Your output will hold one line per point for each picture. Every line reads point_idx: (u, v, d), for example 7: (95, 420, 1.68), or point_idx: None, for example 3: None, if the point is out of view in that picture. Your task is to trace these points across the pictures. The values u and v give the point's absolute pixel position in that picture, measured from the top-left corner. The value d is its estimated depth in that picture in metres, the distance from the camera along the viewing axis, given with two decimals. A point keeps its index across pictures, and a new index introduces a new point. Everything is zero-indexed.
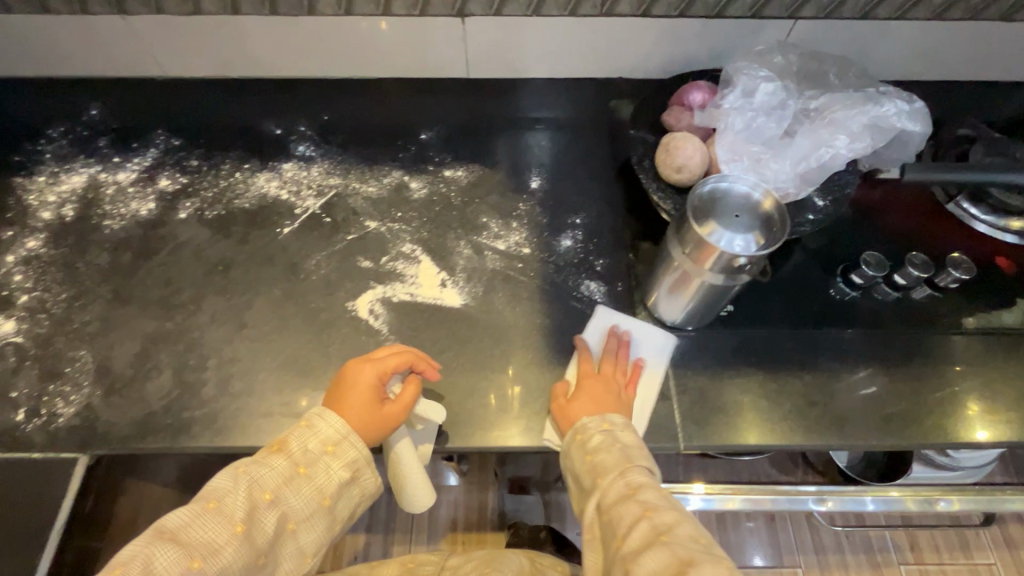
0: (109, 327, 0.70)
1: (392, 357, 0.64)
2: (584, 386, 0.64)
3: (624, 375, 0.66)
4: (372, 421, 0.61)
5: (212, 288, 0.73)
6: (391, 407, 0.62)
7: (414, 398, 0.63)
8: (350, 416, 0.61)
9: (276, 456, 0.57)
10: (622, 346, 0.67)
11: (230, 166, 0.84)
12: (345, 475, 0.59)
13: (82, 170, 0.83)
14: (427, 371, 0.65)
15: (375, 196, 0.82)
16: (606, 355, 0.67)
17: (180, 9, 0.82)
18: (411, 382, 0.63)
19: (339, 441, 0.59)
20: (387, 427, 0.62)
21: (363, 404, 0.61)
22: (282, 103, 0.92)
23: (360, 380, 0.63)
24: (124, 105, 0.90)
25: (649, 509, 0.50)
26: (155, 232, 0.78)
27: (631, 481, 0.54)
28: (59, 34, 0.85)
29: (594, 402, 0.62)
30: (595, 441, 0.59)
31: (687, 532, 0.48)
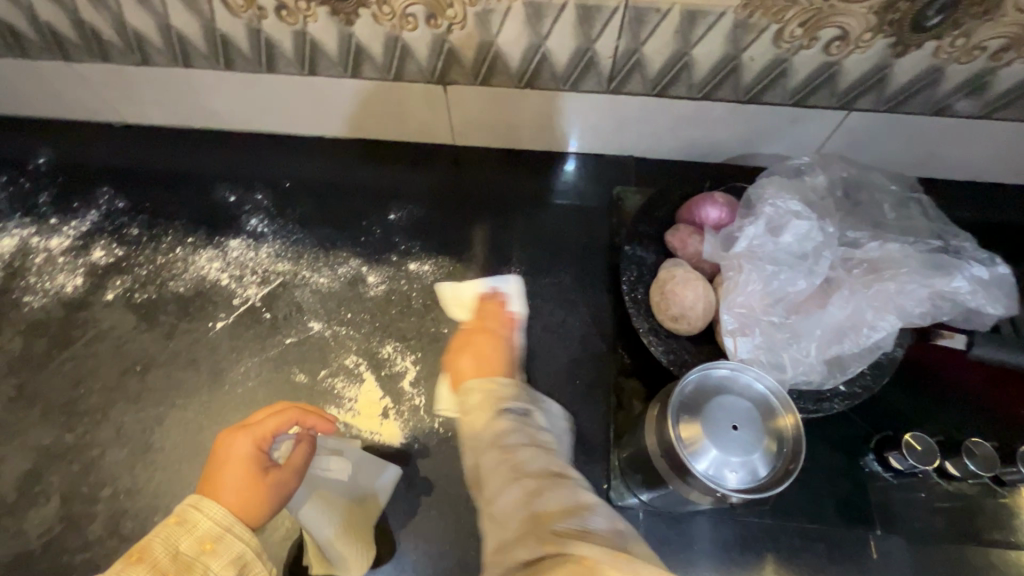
0: (5, 433, 0.62)
1: (272, 418, 0.53)
2: (472, 342, 0.60)
3: (505, 325, 0.64)
4: (258, 496, 0.49)
5: (125, 394, 0.64)
6: (279, 473, 0.52)
7: (306, 457, 0.55)
8: (229, 498, 0.48)
9: (138, 567, 0.41)
10: (497, 304, 0.66)
11: (172, 238, 0.75)
12: (229, 574, 0.43)
13: (14, 232, 0.75)
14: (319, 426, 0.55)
15: (325, 288, 0.71)
16: (484, 312, 0.65)
17: (127, 59, 0.72)
18: (304, 442, 0.55)
19: (220, 533, 0.45)
20: (279, 495, 0.51)
21: (244, 478, 0.50)
22: (242, 161, 0.81)
23: (235, 452, 0.51)
24: (74, 153, 0.82)
25: (497, 443, 0.47)
26: (77, 316, 0.69)
27: (495, 429, 0.48)
28: (2, 75, 0.77)
29: (476, 358, 0.58)
30: (476, 389, 0.53)
31: (536, 455, 0.45)
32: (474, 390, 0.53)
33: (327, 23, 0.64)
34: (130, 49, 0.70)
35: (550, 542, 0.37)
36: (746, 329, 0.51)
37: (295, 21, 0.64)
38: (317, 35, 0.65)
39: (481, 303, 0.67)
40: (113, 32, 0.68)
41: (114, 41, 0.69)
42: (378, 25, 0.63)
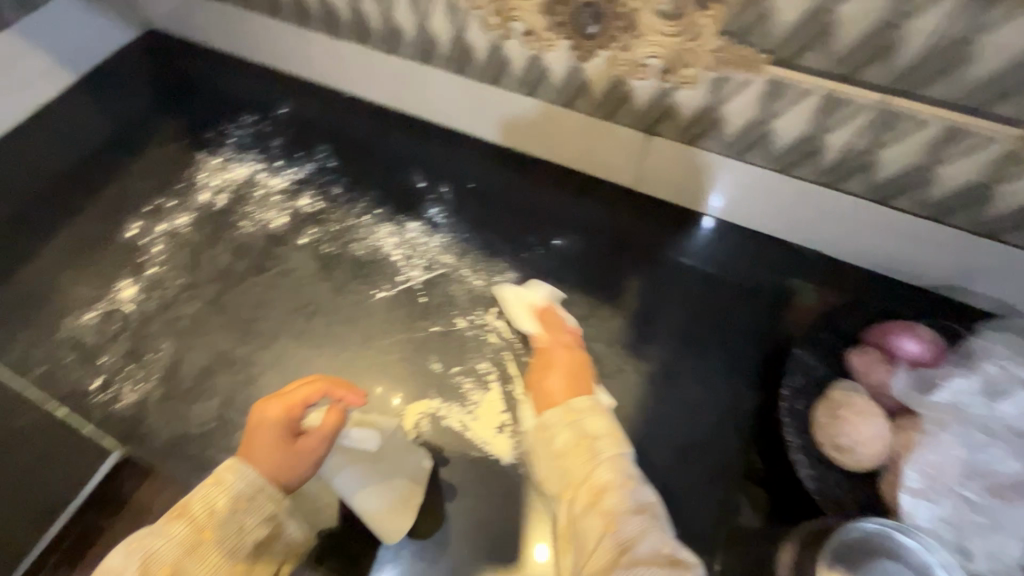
0: (196, 329, 0.73)
1: (302, 388, 0.56)
2: (557, 364, 0.63)
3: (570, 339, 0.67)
4: (287, 458, 0.53)
5: (291, 328, 0.72)
6: (307, 442, 0.54)
7: (335, 428, 0.55)
8: (261, 460, 0.52)
9: (178, 523, 0.48)
10: (558, 318, 0.69)
11: (363, 206, 0.83)
12: (262, 533, 0.50)
13: (249, 164, 0.89)
14: (350, 399, 0.57)
15: (478, 291, 0.74)
16: (550, 326, 0.68)
17: (380, 46, 0.82)
18: (334, 414, 0.56)
19: (253, 496, 0.50)
20: (303, 461, 0.53)
21: (273, 442, 0.53)
22: (437, 154, 0.88)
23: (266, 416, 0.54)
24: (309, 112, 0.95)
25: (585, 470, 0.51)
26: (274, 250, 0.79)
27: (596, 485, 0.49)
28: (281, 36, 0.91)
29: (568, 377, 0.61)
30: (558, 442, 0.54)
31: (624, 486, 0.49)
32: (564, 430, 0.54)
33: (563, 54, 0.67)
34: (387, 39, 0.80)
35: None
36: (930, 494, 0.49)
37: (536, 46, 0.68)
38: (549, 63, 0.69)
39: (545, 314, 0.70)
40: (379, 23, 0.78)
41: (377, 29, 0.79)
42: (610, 68, 0.65)
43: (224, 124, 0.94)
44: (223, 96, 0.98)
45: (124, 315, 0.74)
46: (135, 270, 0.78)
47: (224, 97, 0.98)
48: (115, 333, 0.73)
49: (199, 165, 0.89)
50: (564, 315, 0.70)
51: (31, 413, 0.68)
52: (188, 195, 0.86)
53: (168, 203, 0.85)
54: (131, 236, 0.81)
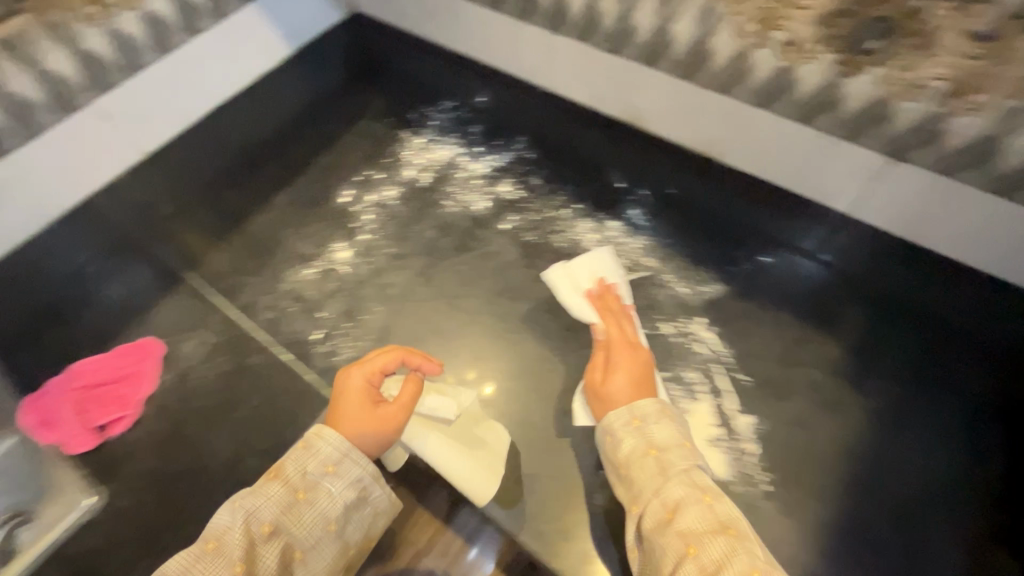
0: (405, 297, 0.76)
1: (379, 356, 0.60)
2: (612, 355, 0.63)
3: (623, 320, 0.67)
4: (371, 425, 0.57)
5: (496, 310, 0.74)
6: (387, 411, 0.58)
7: (413, 397, 0.59)
8: (347, 425, 0.56)
9: (274, 483, 0.52)
10: (609, 296, 0.69)
11: (562, 200, 0.84)
12: (351, 497, 0.53)
13: (451, 146, 0.92)
14: (426, 365, 0.62)
15: (683, 299, 0.73)
16: (608, 312, 0.68)
17: (600, 44, 0.82)
18: (413, 381, 0.60)
19: (340, 459, 0.53)
20: (387, 428, 0.57)
21: (359, 406, 0.57)
22: (635, 157, 0.87)
23: (349, 383, 0.59)
24: (507, 102, 0.97)
25: (680, 509, 0.49)
26: (476, 231, 0.82)
27: (668, 499, 0.50)
28: (493, 28, 0.94)
29: (635, 373, 0.61)
30: (625, 450, 0.55)
31: (720, 539, 0.46)
32: (631, 436, 0.55)
33: (823, 67, 0.61)
34: (612, 37, 0.77)
35: None
36: None
37: (791, 58, 0.62)
38: (802, 78, 0.64)
39: (599, 298, 0.69)
40: (610, 22, 0.75)
41: (601, 28, 0.77)
42: (879, 87, 0.59)
43: (426, 107, 0.99)
44: (424, 80, 1.03)
45: (339, 275, 0.79)
46: (348, 235, 0.83)
47: (427, 83, 1.04)
48: (332, 291, 0.78)
49: (405, 143, 0.93)
50: (634, 314, 0.69)
51: (259, 355, 0.73)
52: (394, 170, 0.90)
53: (376, 175, 0.89)
54: (344, 202, 0.87)
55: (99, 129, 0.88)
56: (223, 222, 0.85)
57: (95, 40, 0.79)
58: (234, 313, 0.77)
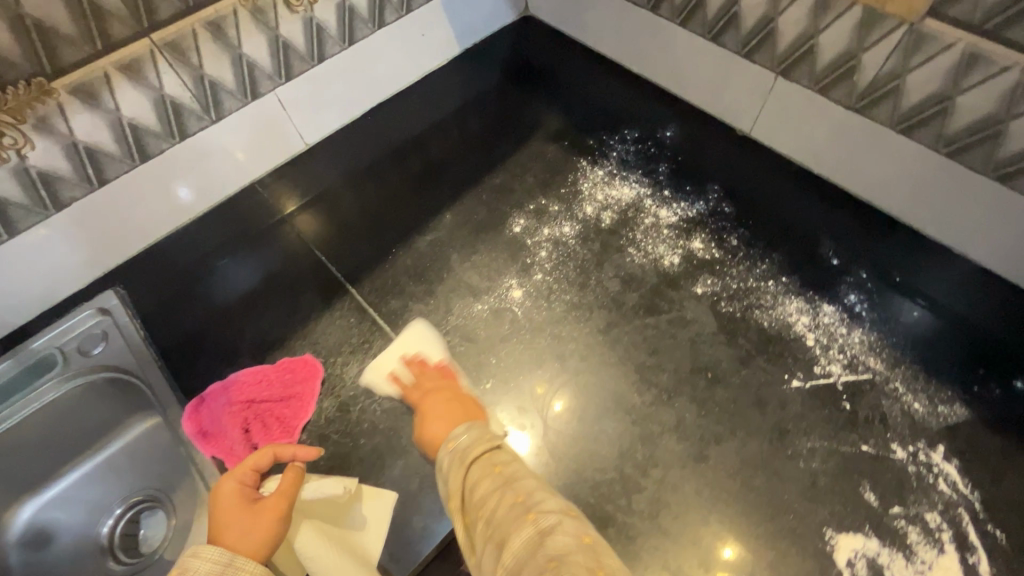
0: (585, 357, 0.69)
1: (252, 454, 0.58)
2: (432, 400, 0.63)
3: (438, 379, 0.66)
4: (249, 525, 0.54)
5: (691, 390, 0.66)
6: (265, 507, 0.55)
7: (293, 489, 0.56)
8: (230, 538, 0.54)
9: None
10: (420, 368, 0.67)
11: (765, 268, 0.74)
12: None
13: (634, 185, 0.83)
14: (300, 453, 0.58)
15: (917, 416, 0.62)
16: (415, 381, 0.66)
17: (846, 100, 0.72)
18: (292, 472, 0.57)
19: (219, 574, 0.51)
20: (267, 521, 0.54)
21: (234, 508, 0.55)
22: (853, 230, 0.76)
23: (221, 490, 0.57)
24: (698, 141, 0.87)
25: (490, 508, 0.49)
26: (666, 291, 0.73)
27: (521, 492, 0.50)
28: (700, 59, 0.85)
29: (459, 409, 0.61)
30: (489, 457, 0.54)
31: (522, 525, 0.47)
32: (447, 458, 0.55)
33: None
34: (865, 93, 0.69)
35: None
36: None
37: None
38: None
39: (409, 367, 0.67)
40: (869, 76, 0.68)
41: (862, 84, 0.69)
42: None
43: (606, 134, 0.90)
44: (602, 103, 0.95)
45: (514, 318, 0.72)
46: (523, 270, 0.76)
47: (604, 104, 0.94)
48: (505, 336, 0.71)
49: (583, 174, 0.85)
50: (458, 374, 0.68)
51: None
52: (572, 204, 0.82)
53: (552, 207, 0.82)
54: (516, 232, 0.80)
55: (278, 116, 0.84)
56: (386, 238, 0.82)
57: (295, 27, 0.77)
58: (398, 341, 0.72)
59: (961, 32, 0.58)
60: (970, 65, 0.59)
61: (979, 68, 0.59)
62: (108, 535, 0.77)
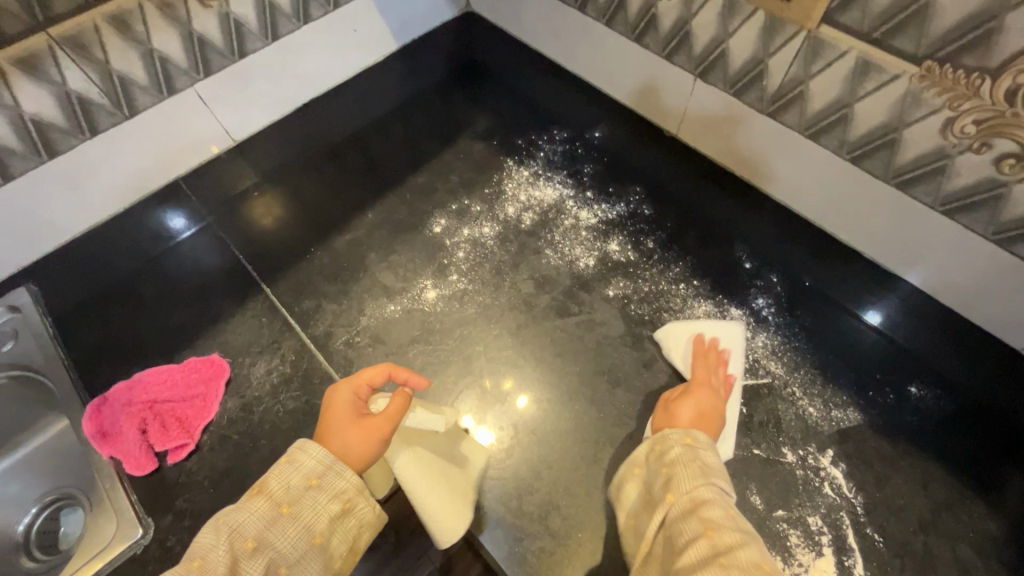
0: (493, 359, 0.69)
1: (369, 370, 0.61)
2: (694, 394, 0.62)
3: (721, 386, 0.64)
4: (358, 436, 0.57)
5: (592, 394, 0.66)
6: (374, 421, 0.57)
7: (400, 410, 0.58)
8: (334, 442, 0.57)
9: (258, 497, 0.52)
10: (705, 355, 0.65)
11: (678, 272, 0.74)
12: (336, 509, 0.53)
13: (558, 186, 0.83)
14: (414, 381, 0.59)
15: (810, 421, 0.63)
16: (700, 363, 0.65)
17: (759, 105, 0.72)
18: (401, 395, 0.58)
19: (322, 472, 0.54)
20: (371, 439, 0.57)
21: (345, 420, 0.58)
22: (768, 235, 0.77)
23: (336, 398, 0.60)
24: (626, 143, 0.87)
25: (728, 540, 0.46)
26: (579, 293, 0.73)
27: (739, 523, 0.48)
28: (626, 59, 0.84)
29: (695, 413, 0.60)
30: (709, 461, 0.54)
31: (756, 565, 0.44)
32: (676, 445, 0.55)
33: None
34: (774, 98, 0.69)
35: None
36: None
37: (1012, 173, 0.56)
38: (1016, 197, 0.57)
39: (700, 350, 0.66)
40: (778, 81, 0.68)
41: (771, 89, 0.69)
42: None
43: (535, 133, 0.90)
44: (534, 103, 0.94)
45: (425, 320, 0.73)
46: (439, 271, 0.76)
47: (536, 104, 0.94)
48: (416, 337, 0.71)
49: (509, 174, 0.85)
50: (732, 358, 0.66)
51: None
52: (495, 204, 0.82)
53: (474, 207, 0.82)
54: (435, 233, 0.80)
55: (199, 112, 0.83)
56: (306, 238, 0.81)
57: (210, 22, 0.76)
58: (308, 341, 0.72)
59: (854, 39, 0.58)
60: (864, 73, 0.60)
61: (872, 76, 0.59)
62: (24, 532, 0.77)
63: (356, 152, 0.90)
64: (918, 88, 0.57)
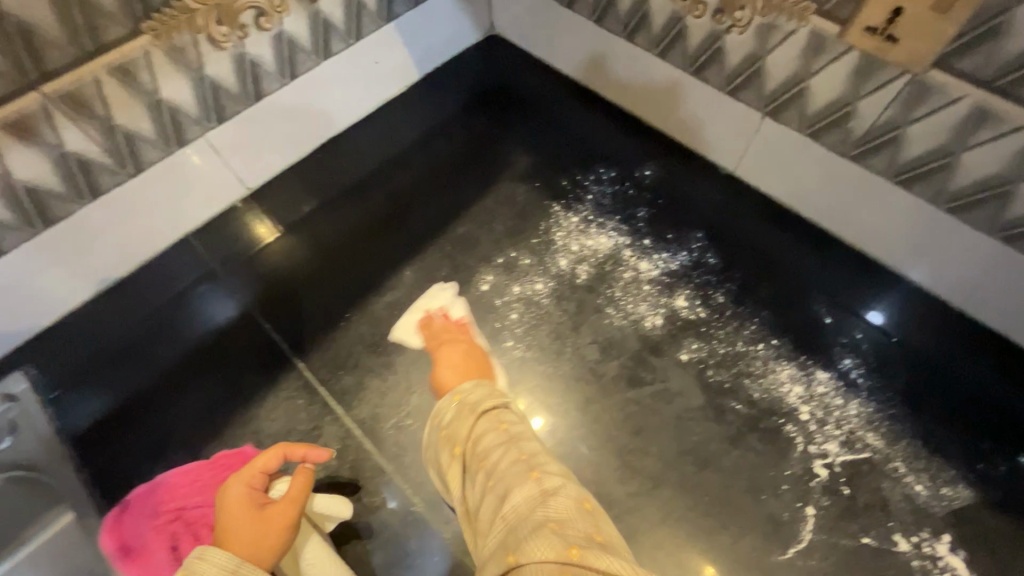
0: (561, 440, 0.63)
1: (259, 457, 0.55)
2: (449, 343, 0.66)
3: (432, 338, 0.68)
4: (258, 531, 0.50)
5: (677, 478, 0.60)
6: (277, 506, 0.52)
7: (305, 490, 0.53)
8: (237, 545, 0.49)
9: None
10: (439, 318, 0.70)
11: (754, 330, 0.68)
12: None
13: (611, 234, 0.76)
14: (312, 453, 0.55)
15: (920, 501, 0.58)
16: (428, 338, 0.68)
17: (840, 147, 0.66)
18: (301, 473, 0.53)
19: None
20: (277, 528, 0.50)
21: (243, 515, 0.51)
22: (847, 284, 0.70)
23: (229, 494, 0.53)
24: (679, 182, 0.80)
25: (493, 460, 0.51)
26: (649, 359, 0.67)
27: (518, 440, 0.52)
28: (680, 91, 0.77)
29: (462, 370, 0.63)
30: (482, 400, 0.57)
31: (525, 482, 0.48)
32: (449, 408, 0.57)
33: None
34: (860, 142, 0.64)
35: (575, 550, 0.43)
36: None
37: None
38: None
39: (426, 325, 0.69)
40: (866, 125, 0.62)
41: (858, 133, 0.63)
42: None
43: (579, 172, 0.82)
44: (574, 135, 0.86)
45: None
46: (492, 337, 0.69)
47: (576, 136, 0.86)
48: None
49: (556, 221, 0.78)
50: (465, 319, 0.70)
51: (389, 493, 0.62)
52: (545, 256, 0.75)
53: (522, 260, 0.75)
54: (484, 291, 0.73)
55: (209, 163, 0.74)
56: (336, 299, 0.73)
57: (224, 64, 0.67)
58: (352, 428, 0.65)
59: (970, 86, 0.53)
60: (979, 122, 0.54)
61: (989, 125, 0.54)
62: None
63: (380, 193, 0.81)
64: None
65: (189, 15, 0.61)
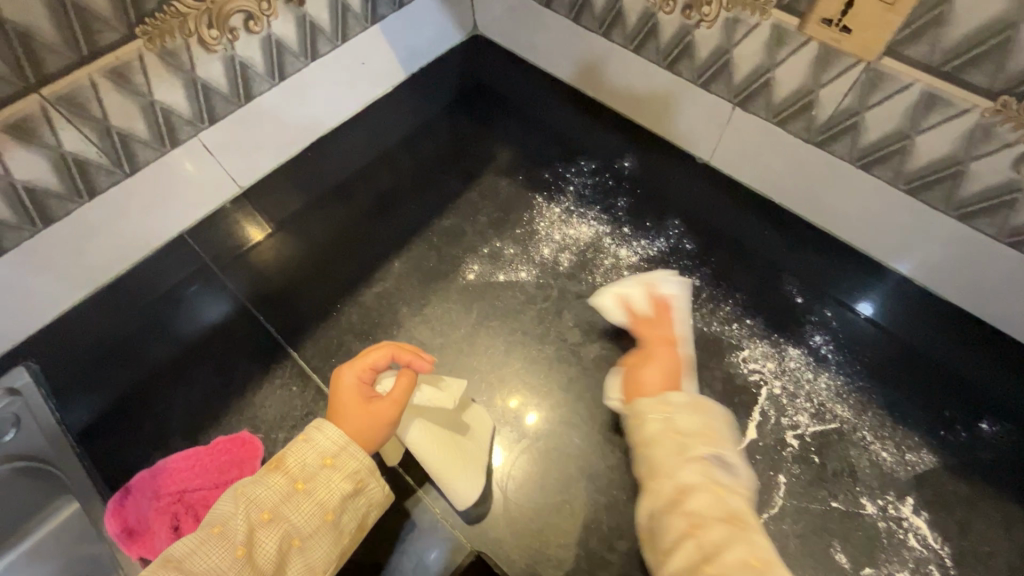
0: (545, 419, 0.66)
1: (373, 352, 0.60)
2: (658, 354, 0.65)
3: (663, 337, 0.67)
4: (367, 419, 0.58)
5: None
6: (384, 402, 0.58)
7: (406, 391, 0.59)
8: (346, 423, 0.57)
9: (275, 472, 0.54)
10: (662, 309, 0.69)
11: (730, 311, 0.71)
12: (347, 488, 0.54)
13: (592, 223, 0.79)
14: (417, 362, 0.60)
15: (885, 467, 0.61)
16: (647, 321, 0.68)
17: (806, 134, 0.69)
18: (406, 376, 0.60)
19: (337, 452, 0.55)
20: (382, 421, 0.58)
21: (353, 404, 0.58)
22: (817, 265, 0.74)
23: (342, 381, 0.59)
24: (657, 172, 0.83)
25: (714, 539, 0.49)
26: (628, 340, 0.70)
27: (698, 482, 0.53)
28: (656, 85, 0.81)
29: (660, 365, 0.64)
30: (678, 417, 0.58)
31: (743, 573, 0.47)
32: (659, 419, 0.58)
33: None
34: (824, 128, 0.67)
35: None
36: None
37: None
38: None
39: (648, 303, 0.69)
40: (828, 112, 0.65)
41: (821, 121, 0.67)
42: None
43: (561, 165, 0.85)
44: (555, 130, 0.89)
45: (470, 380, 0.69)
46: (479, 325, 0.72)
47: (557, 131, 0.89)
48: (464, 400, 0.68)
49: (539, 212, 0.81)
50: (676, 308, 0.69)
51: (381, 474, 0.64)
52: (528, 246, 0.78)
53: (507, 250, 0.77)
54: (470, 281, 0.75)
55: (205, 162, 0.77)
56: (328, 292, 0.75)
57: (215, 67, 0.70)
58: None
59: (919, 72, 0.56)
60: (930, 106, 0.58)
61: (938, 109, 0.57)
62: None
63: (369, 190, 0.84)
64: (990, 122, 0.55)
65: (181, 20, 0.64)
